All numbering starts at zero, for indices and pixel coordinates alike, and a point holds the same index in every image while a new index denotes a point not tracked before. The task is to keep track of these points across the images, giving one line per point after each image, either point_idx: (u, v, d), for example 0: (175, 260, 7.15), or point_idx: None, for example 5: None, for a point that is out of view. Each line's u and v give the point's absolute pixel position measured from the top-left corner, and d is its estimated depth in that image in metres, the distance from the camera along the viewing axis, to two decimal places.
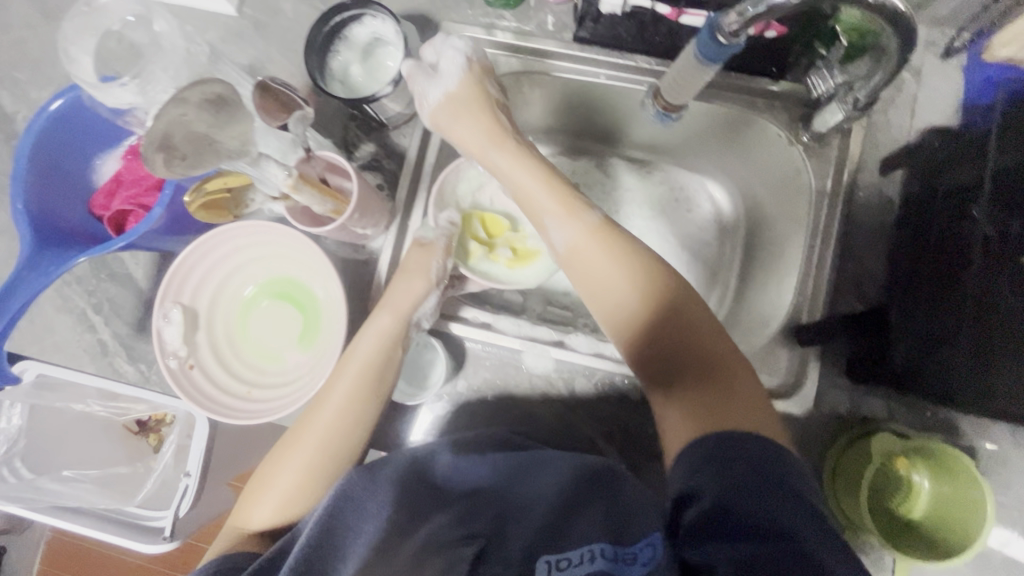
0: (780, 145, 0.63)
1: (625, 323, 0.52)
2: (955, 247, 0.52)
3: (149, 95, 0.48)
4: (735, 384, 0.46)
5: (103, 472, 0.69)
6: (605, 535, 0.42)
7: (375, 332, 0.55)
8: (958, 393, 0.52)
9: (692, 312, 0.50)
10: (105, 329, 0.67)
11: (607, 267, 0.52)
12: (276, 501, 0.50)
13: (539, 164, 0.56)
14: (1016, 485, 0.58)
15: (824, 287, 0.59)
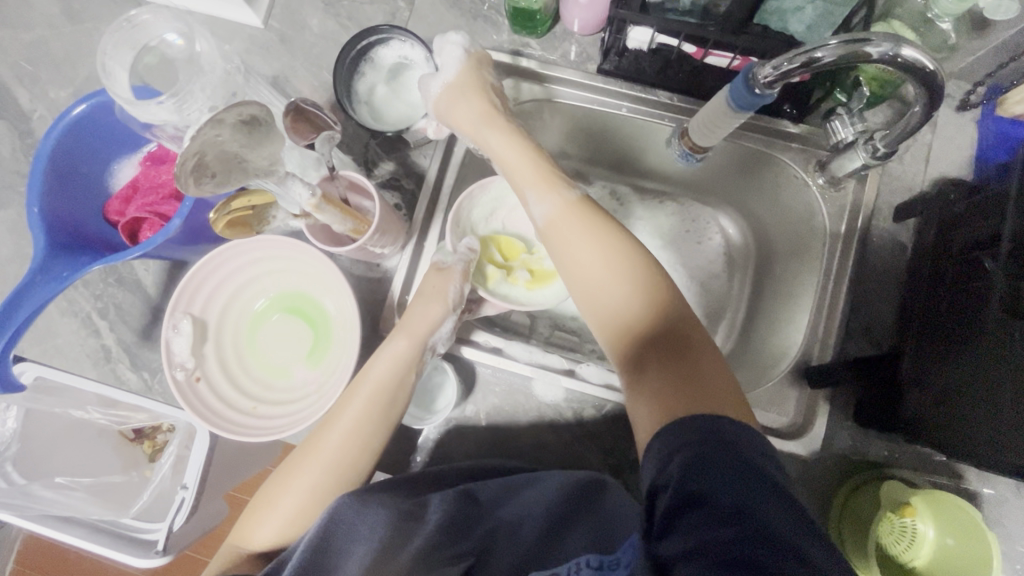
0: (796, 186, 0.64)
1: (599, 296, 0.50)
2: (971, 297, 0.52)
3: (185, 114, 0.48)
4: (699, 360, 0.45)
5: (96, 481, 0.66)
6: (591, 547, 0.46)
7: (389, 355, 0.54)
8: (972, 448, 0.49)
9: (661, 294, 0.49)
10: (110, 335, 0.66)
11: (584, 246, 0.51)
12: (277, 523, 0.49)
13: (528, 144, 0.57)
14: (1018, 536, 0.58)
15: (835, 330, 0.60)
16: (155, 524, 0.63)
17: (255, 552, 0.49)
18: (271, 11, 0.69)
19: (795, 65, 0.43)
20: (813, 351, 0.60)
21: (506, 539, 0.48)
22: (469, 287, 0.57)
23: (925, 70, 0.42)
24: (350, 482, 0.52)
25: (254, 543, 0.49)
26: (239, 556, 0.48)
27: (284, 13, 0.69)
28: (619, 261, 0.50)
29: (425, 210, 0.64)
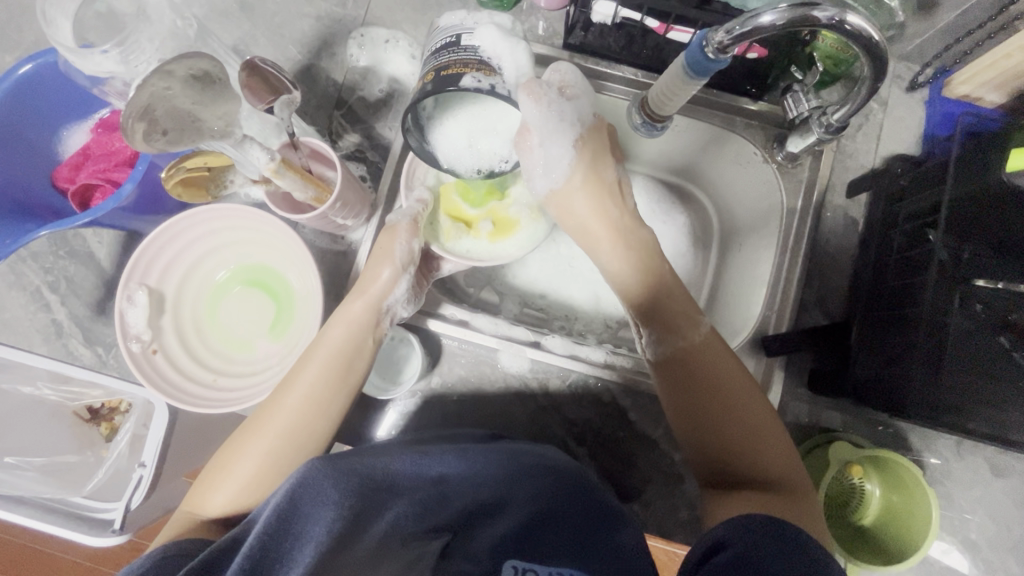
0: (755, 163, 0.66)
1: (701, 421, 0.51)
2: (916, 266, 0.55)
3: (132, 66, 0.47)
4: (800, 504, 0.46)
5: (49, 461, 0.65)
6: (577, 563, 0.48)
7: (344, 319, 0.55)
8: (910, 403, 0.52)
9: (770, 427, 0.50)
10: (62, 309, 0.64)
11: (700, 375, 0.52)
12: (234, 488, 0.49)
13: (648, 264, 0.56)
14: (956, 497, 0.62)
15: (791, 301, 0.62)
16: (109, 503, 0.62)
17: (213, 517, 0.48)
18: None
19: (748, 28, 0.43)
20: (770, 323, 0.62)
21: (483, 518, 0.50)
22: (418, 244, 0.56)
23: (870, 40, 0.43)
24: (308, 447, 0.52)
25: (211, 509, 0.48)
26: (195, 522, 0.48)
27: None
28: (736, 389, 0.51)
29: (391, 181, 0.63)
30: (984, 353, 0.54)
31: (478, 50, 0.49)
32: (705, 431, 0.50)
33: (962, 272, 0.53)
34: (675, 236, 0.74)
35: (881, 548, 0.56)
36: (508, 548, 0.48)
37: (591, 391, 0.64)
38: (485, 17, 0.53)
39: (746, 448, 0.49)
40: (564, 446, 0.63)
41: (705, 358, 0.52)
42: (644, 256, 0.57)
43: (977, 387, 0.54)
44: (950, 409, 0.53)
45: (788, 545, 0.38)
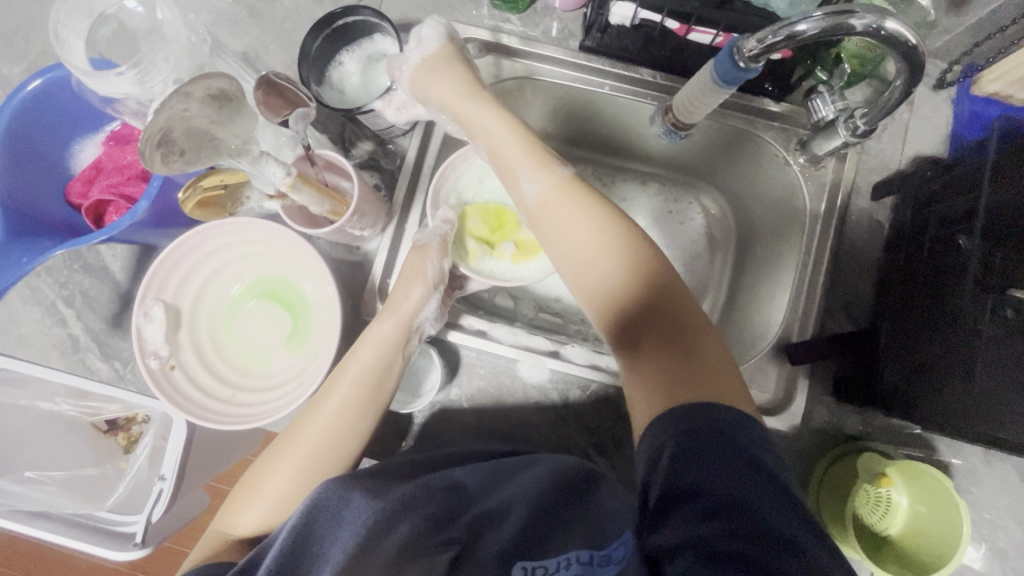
0: (776, 165, 0.65)
1: (601, 286, 0.48)
2: (947, 274, 0.53)
3: (148, 87, 0.45)
4: (698, 344, 0.44)
5: (69, 474, 0.65)
6: (583, 544, 0.46)
7: (375, 336, 0.55)
8: (941, 414, 0.52)
9: (652, 265, 0.47)
10: (77, 323, 0.63)
11: (574, 221, 0.50)
12: (263, 508, 0.48)
13: (511, 117, 0.55)
14: (984, 504, 0.61)
15: (814, 307, 0.61)
16: (132, 516, 0.62)
17: (241, 538, 0.47)
18: None
19: (780, 37, 0.42)
20: (793, 329, 0.61)
21: (488, 525, 0.48)
22: (447, 263, 0.58)
23: (908, 45, 0.42)
24: (336, 465, 0.51)
25: (240, 529, 0.48)
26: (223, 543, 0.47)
27: None
28: (622, 245, 0.48)
29: (406, 190, 0.63)
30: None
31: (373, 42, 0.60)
32: (609, 303, 0.48)
33: (996, 282, 0.51)
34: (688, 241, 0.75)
35: (908, 559, 0.56)
36: (511, 550, 0.46)
37: (612, 401, 0.63)
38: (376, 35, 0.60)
39: (638, 295, 0.47)
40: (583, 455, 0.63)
41: (581, 207, 0.50)
42: (523, 131, 0.54)
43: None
44: (993, 419, 0.51)
45: (734, 458, 0.35)
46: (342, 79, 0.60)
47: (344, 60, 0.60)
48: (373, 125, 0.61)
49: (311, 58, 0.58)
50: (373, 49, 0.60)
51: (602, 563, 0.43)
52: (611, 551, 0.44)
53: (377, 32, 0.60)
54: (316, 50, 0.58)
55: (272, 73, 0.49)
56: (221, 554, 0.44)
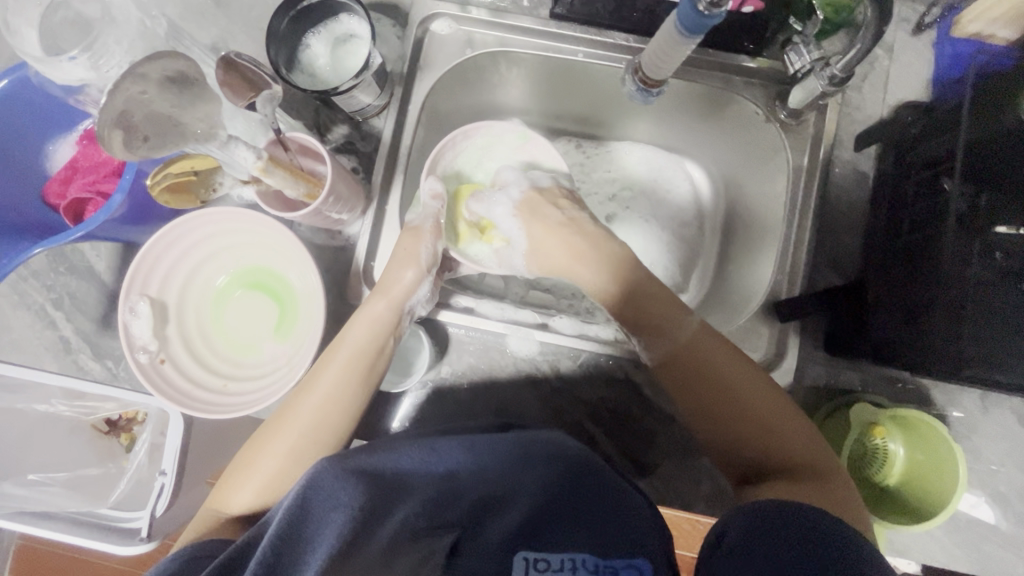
0: (758, 122, 0.64)
1: (709, 412, 0.52)
2: (930, 219, 0.53)
3: (102, 72, 0.46)
4: (830, 477, 0.48)
5: (71, 475, 0.67)
6: (589, 547, 0.49)
7: (367, 318, 0.55)
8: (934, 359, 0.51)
9: (773, 405, 0.51)
10: (67, 325, 0.64)
11: (700, 367, 0.52)
12: (256, 485, 0.49)
13: (622, 263, 0.57)
14: (982, 449, 0.61)
15: (802, 264, 0.61)
16: (134, 512, 0.63)
17: (235, 515, 0.48)
18: None
19: None
20: (782, 288, 0.61)
21: (493, 509, 0.51)
22: (441, 245, 0.58)
23: None
24: (330, 442, 0.52)
25: (234, 506, 0.49)
26: (219, 520, 0.48)
27: None
28: (735, 378, 0.52)
29: (384, 171, 0.62)
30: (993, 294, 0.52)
31: (339, 21, 0.59)
32: (725, 428, 0.51)
33: (979, 222, 0.52)
34: (677, 206, 0.76)
35: (907, 507, 0.56)
36: (516, 539, 0.50)
37: (603, 369, 0.63)
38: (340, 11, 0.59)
39: (766, 436, 0.50)
40: (579, 427, 0.63)
41: (704, 359, 0.52)
42: (624, 270, 0.57)
43: (991, 333, 0.52)
44: (978, 361, 0.52)
45: (800, 531, 0.39)
46: (311, 62, 0.60)
47: (311, 42, 0.59)
48: (346, 106, 0.60)
49: (280, 44, 0.57)
50: (339, 29, 0.59)
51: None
52: (618, 564, 0.48)
53: (342, 12, 0.59)
54: (282, 35, 0.57)
55: (234, 52, 0.47)
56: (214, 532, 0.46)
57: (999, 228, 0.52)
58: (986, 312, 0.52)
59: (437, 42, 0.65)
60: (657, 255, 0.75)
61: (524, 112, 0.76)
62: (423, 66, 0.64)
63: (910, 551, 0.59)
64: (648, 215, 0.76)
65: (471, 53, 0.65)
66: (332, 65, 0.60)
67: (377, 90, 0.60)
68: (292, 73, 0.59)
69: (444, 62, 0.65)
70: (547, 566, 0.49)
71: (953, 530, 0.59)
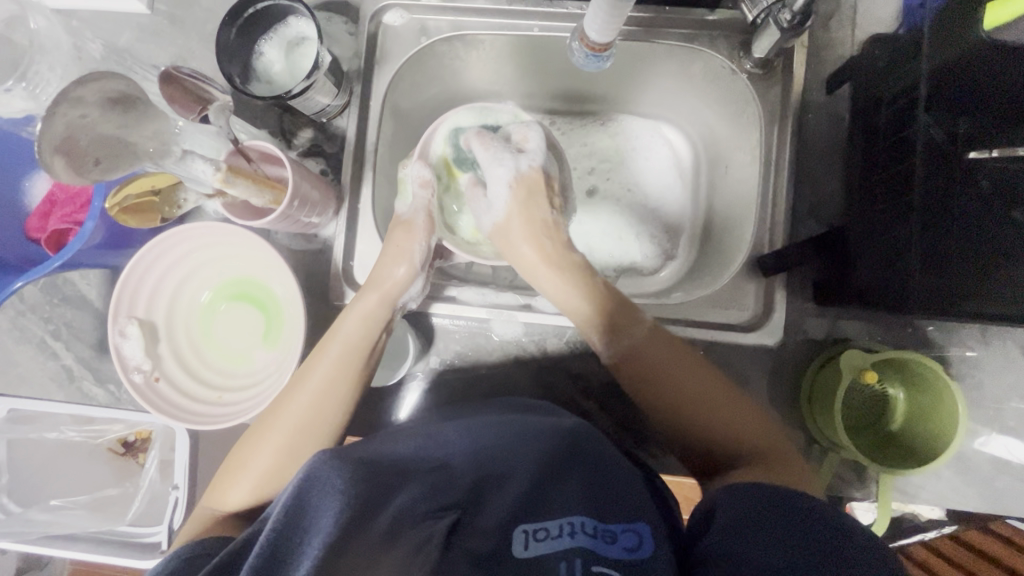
0: (725, 75, 0.63)
1: (665, 410, 0.52)
2: (900, 151, 0.51)
3: (40, 98, 0.54)
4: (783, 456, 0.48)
5: (92, 497, 0.69)
6: (585, 510, 0.46)
7: (359, 314, 0.56)
8: (929, 297, 0.48)
9: (727, 393, 0.52)
10: (68, 354, 0.66)
11: (656, 369, 0.53)
12: (250, 482, 0.50)
13: (580, 269, 0.58)
14: (987, 384, 0.59)
15: (781, 216, 0.60)
16: (153, 527, 0.66)
17: (232, 512, 0.49)
18: None
19: None
20: (763, 243, 0.60)
21: (493, 488, 0.49)
22: (434, 240, 0.60)
23: None
24: (323, 438, 0.52)
25: (231, 503, 0.50)
26: (214, 517, 0.49)
27: None
28: (686, 372, 0.52)
29: (352, 170, 0.63)
30: (980, 226, 0.49)
31: (287, 24, 0.59)
32: (681, 425, 0.51)
33: (956, 148, 0.49)
34: (659, 172, 0.76)
35: (911, 453, 0.54)
36: (513, 514, 0.46)
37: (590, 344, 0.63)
38: (286, 12, 0.58)
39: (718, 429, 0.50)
40: (573, 403, 0.63)
41: (654, 358, 0.53)
42: (577, 270, 0.58)
43: (983, 265, 0.49)
44: (974, 296, 0.49)
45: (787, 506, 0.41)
46: (267, 69, 0.59)
47: (265, 49, 0.59)
48: (304, 109, 0.60)
49: (231, 54, 0.57)
50: (290, 33, 0.59)
51: (610, 541, 0.44)
52: (616, 529, 0.45)
53: (290, 15, 0.58)
54: (232, 45, 0.57)
55: (174, 69, 0.52)
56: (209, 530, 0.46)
57: (974, 154, 0.49)
58: (984, 249, 0.49)
59: (392, 34, 0.64)
60: (641, 223, 0.74)
61: (491, 96, 0.75)
62: (379, 59, 0.64)
63: (920, 496, 0.58)
64: (631, 184, 0.75)
65: (426, 41, 0.65)
66: (287, 69, 0.59)
67: (334, 89, 0.60)
68: (247, 81, 0.59)
69: (400, 53, 0.64)
70: (547, 535, 0.45)
71: (964, 470, 0.58)
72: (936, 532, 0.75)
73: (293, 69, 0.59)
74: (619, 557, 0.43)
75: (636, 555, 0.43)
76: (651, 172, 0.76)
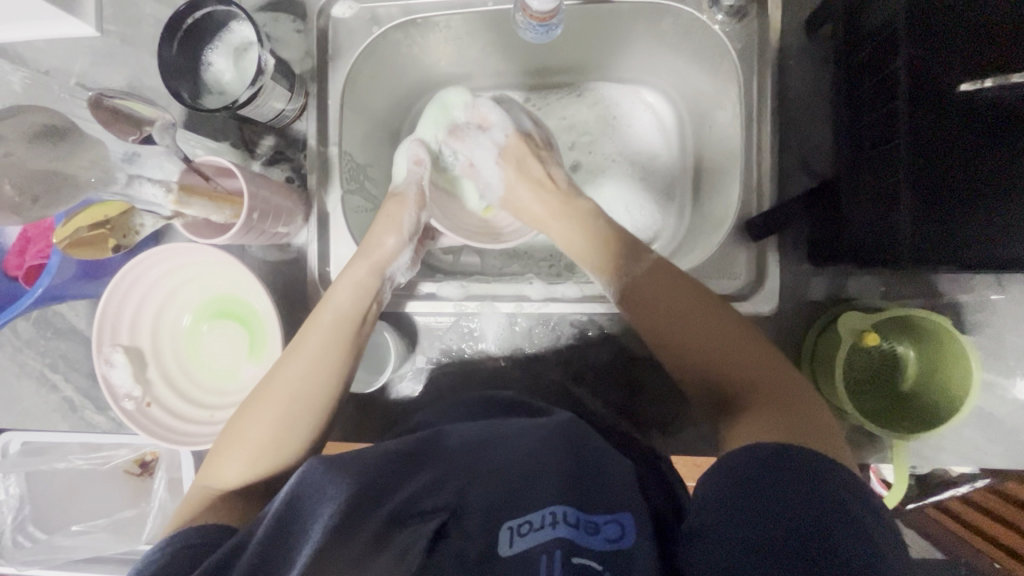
0: (698, 27, 0.59)
1: (671, 338, 0.47)
2: (881, 90, 0.47)
3: None
4: (801, 404, 0.42)
5: (111, 519, 0.70)
6: (566, 500, 0.43)
7: (351, 280, 0.55)
8: (937, 241, 0.44)
9: (741, 333, 0.46)
10: (67, 385, 0.67)
11: (664, 295, 0.49)
12: (247, 453, 0.48)
13: (583, 214, 0.58)
14: (1008, 333, 0.55)
15: (767, 174, 0.56)
16: None
17: (228, 489, 0.47)
18: (103, 13, 0.65)
19: None
20: (751, 206, 0.56)
21: (483, 485, 0.47)
22: (424, 215, 0.60)
23: None
24: (318, 412, 0.50)
25: (229, 480, 0.47)
26: (211, 495, 0.46)
27: (115, 13, 0.65)
28: (691, 308, 0.47)
29: (316, 174, 0.61)
30: (988, 161, 0.44)
31: (230, 31, 0.57)
32: (684, 355, 0.47)
33: (929, 78, 0.44)
34: (643, 139, 0.72)
35: (925, 413, 0.51)
36: (500, 511, 0.43)
37: (577, 328, 0.61)
38: (227, 17, 0.56)
39: (725, 363, 0.45)
40: (565, 390, 0.61)
41: (664, 287, 0.49)
42: (582, 216, 0.57)
43: (995, 205, 0.44)
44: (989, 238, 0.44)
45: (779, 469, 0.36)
46: (218, 79, 0.58)
47: (212, 58, 0.57)
48: (259, 116, 0.58)
49: (176, 68, 0.55)
50: (236, 39, 0.57)
51: (592, 532, 0.41)
52: (598, 520, 0.42)
53: (231, 21, 0.57)
54: (177, 59, 0.55)
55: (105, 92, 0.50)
56: (205, 509, 0.43)
57: (965, 86, 0.44)
58: (1001, 186, 0.44)
59: (342, 27, 0.62)
60: (628, 195, 0.71)
61: (458, 79, 0.72)
62: (331, 55, 0.62)
63: (941, 458, 0.54)
64: (614, 155, 0.72)
65: (378, 30, 0.62)
66: (237, 77, 0.57)
67: (286, 92, 0.58)
68: (198, 95, 0.57)
69: (353, 46, 0.62)
70: (531, 528, 0.42)
71: (987, 427, 0.54)
72: (968, 487, 0.72)
73: (242, 76, 0.57)
74: (604, 548, 0.41)
75: (617, 545, 0.41)
76: (634, 140, 0.72)
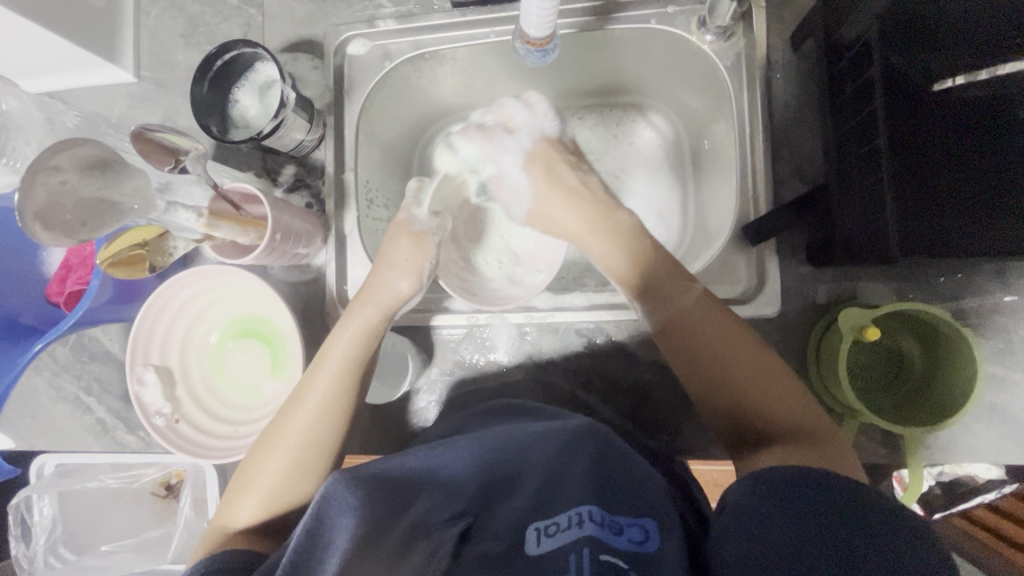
0: (691, 47, 0.62)
1: (706, 373, 0.50)
2: (859, 93, 0.50)
3: None
4: (823, 441, 0.45)
5: (139, 540, 0.71)
6: (591, 497, 0.43)
7: (356, 327, 0.56)
8: (920, 237, 0.47)
9: (773, 368, 0.48)
10: (100, 407, 0.71)
11: (705, 328, 0.51)
12: (260, 497, 0.49)
13: (634, 234, 0.56)
14: (1014, 328, 0.55)
15: (763, 182, 0.58)
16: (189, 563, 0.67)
17: (240, 530, 0.49)
18: (141, 62, 0.71)
19: None
20: (749, 214, 0.58)
21: (502, 495, 0.47)
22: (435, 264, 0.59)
23: None
24: (322, 459, 0.52)
25: (239, 519, 0.49)
26: (225, 536, 0.48)
27: (151, 60, 0.71)
28: (728, 343, 0.50)
29: (334, 198, 0.65)
30: (967, 162, 0.49)
31: (256, 70, 0.62)
32: (717, 390, 0.49)
33: (899, 78, 0.50)
34: (644, 155, 0.75)
35: (933, 405, 0.51)
36: (525, 513, 0.44)
37: (586, 337, 0.63)
38: (253, 58, 0.61)
39: (754, 397, 0.47)
40: (576, 398, 0.62)
41: (701, 324, 0.51)
42: (627, 236, 0.56)
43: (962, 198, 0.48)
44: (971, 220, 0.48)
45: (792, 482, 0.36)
46: (244, 115, 0.63)
47: (239, 96, 0.62)
48: (281, 147, 0.63)
49: (206, 106, 0.61)
50: (260, 78, 0.62)
51: (616, 531, 0.41)
52: (622, 521, 0.42)
53: (256, 61, 0.62)
54: (207, 99, 0.61)
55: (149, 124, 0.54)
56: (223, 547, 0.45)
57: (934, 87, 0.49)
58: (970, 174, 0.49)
59: (356, 62, 0.67)
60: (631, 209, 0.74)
61: (466, 106, 0.77)
62: (347, 89, 0.66)
63: (954, 455, 0.54)
64: (616, 171, 0.75)
65: (390, 65, 0.66)
66: (262, 112, 0.62)
67: (306, 123, 0.62)
68: (225, 129, 0.62)
69: (367, 80, 0.66)
70: (558, 528, 0.42)
71: (999, 422, 0.55)
72: (996, 493, 0.70)
73: (266, 111, 0.62)
74: (626, 548, 0.40)
75: (642, 548, 0.41)
76: (636, 156, 0.75)
